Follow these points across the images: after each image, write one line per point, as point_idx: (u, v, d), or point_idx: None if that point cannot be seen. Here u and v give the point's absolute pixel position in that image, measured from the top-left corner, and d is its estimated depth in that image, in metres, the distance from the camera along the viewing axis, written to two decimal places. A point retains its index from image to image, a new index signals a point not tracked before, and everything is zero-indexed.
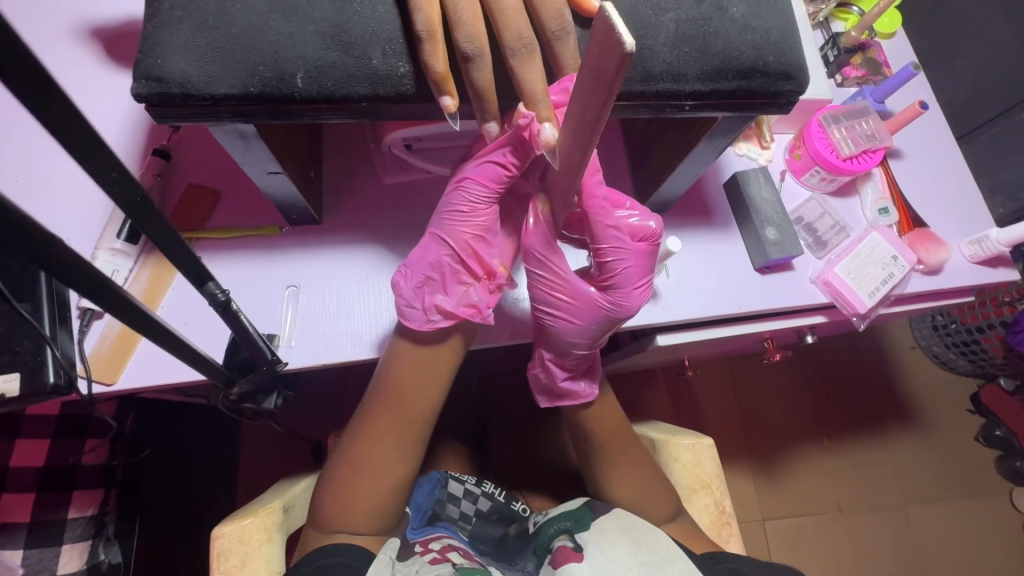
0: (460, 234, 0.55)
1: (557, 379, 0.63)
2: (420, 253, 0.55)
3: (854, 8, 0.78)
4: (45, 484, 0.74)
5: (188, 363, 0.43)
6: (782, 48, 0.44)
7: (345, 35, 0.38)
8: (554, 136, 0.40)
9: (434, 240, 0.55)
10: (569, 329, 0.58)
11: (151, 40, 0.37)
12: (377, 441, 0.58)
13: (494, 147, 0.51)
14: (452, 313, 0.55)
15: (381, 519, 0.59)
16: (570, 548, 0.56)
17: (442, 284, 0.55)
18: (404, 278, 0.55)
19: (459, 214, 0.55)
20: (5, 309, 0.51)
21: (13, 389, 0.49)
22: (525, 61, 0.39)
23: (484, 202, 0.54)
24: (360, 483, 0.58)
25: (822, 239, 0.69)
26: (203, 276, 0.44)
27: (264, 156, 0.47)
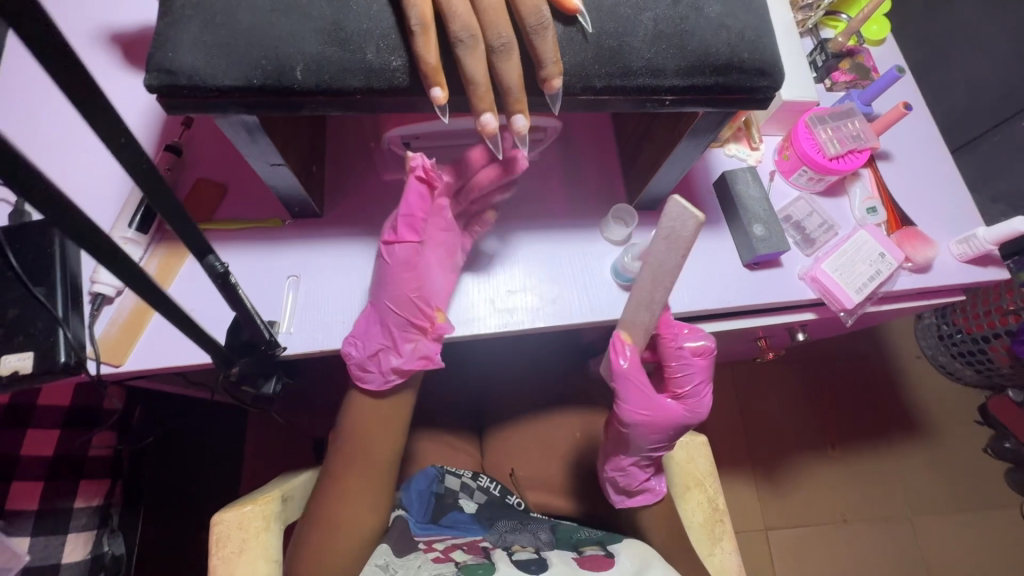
0: (401, 293, 0.58)
1: (638, 482, 0.66)
2: (365, 321, 0.59)
3: (843, 16, 0.80)
4: (55, 473, 0.77)
5: (188, 332, 0.45)
6: (757, 45, 0.46)
7: (341, 31, 0.41)
8: (525, 125, 0.44)
9: (375, 306, 0.59)
10: (649, 440, 0.63)
11: (163, 36, 0.40)
12: (353, 481, 0.62)
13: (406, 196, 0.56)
14: (407, 368, 0.59)
15: (366, 551, 0.62)
16: (602, 556, 0.61)
17: (392, 344, 0.59)
18: (355, 349, 0.59)
19: (395, 275, 0.58)
20: (22, 292, 0.54)
21: (28, 366, 0.52)
22: (505, 59, 0.42)
23: (412, 261, 0.58)
24: (341, 525, 0.60)
25: (810, 236, 0.70)
26: (205, 248, 0.47)
27: (268, 148, 0.50)
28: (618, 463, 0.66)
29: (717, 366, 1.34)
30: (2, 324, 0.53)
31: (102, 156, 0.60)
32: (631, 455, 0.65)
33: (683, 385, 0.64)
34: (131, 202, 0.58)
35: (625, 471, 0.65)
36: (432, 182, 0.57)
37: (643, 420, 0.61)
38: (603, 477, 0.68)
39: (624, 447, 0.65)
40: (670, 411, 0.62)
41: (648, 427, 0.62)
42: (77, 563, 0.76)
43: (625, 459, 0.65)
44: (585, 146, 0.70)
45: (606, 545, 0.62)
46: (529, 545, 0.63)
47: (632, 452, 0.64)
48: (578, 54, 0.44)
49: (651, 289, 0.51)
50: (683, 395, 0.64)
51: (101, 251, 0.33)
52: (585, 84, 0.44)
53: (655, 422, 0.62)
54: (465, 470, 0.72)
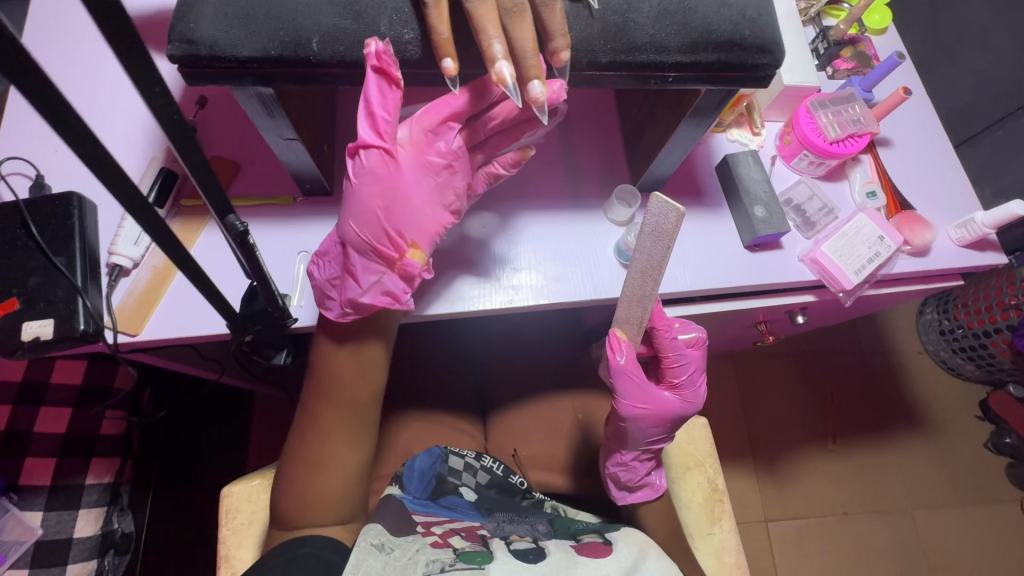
0: (365, 214, 0.52)
1: (641, 475, 0.66)
2: (333, 241, 0.56)
3: (845, 5, 0.81)
4: (68, 449, 0.78)
5: (190, 279, 0.46)
6: (758, 23, 0.47)
7: (357, 5, 0.43)
8: (541, 93, 0.44)
9: (343, 225, 0.54)
10: (649, 432, 0.64)
11: (186, 8, 0.42)
12: (325, 427, 0.59)
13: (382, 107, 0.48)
14: (365, 302, 0.54)
15: (345, 505, 0.59)
16: (600, 543, 0.61)
17: (353, 269, 0.54)
18: (320, 270, 0.57)
19: (364, 192, 0.52)
20: (43, 262, 0.55)
21: (48, 332, 0.53)
22: (517, 20, 0.43)
23: (380, 174, 0.52)
24: (316, 476, 0.58)
25: (810, 219, 0.72)
26: (225, 208, 0.46)
27: (283, 122, 0.51)
28: (618, 459, 0.66)
29: (718, 357, 1.35)
30: (25, 292, 0.55)
31: (120, 134, 0.62)
32: (631, 450, 0.65)
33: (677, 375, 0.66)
34: (148, 177, 0.60)
35: (626, 465, 0.66)
36: (390, 73, 0.43)
37: (641, 414, 0.63)
38: (604, 475, 0.68)
39: (623, 443, 0.66)
40: (666, 404, 0.64)
41: (647, 420, 0.63)
42: (88, 539, 0.77)
43: (625, 454, 0.66)
44: (590, 130, 0.72)
45: (604, 533, 0.63)
46: (527, 535, 0.63)
47: (631, 446, 0.65)
48: (584, 30, 0.45)
49: (642, 282, 0.55)
50: (678, 386, 0.66)
51: (111, 181, 0.34)
52: (591, 59, 0.46)
53: (653, 414, 0.63)
54: (469, 451, 0.73)
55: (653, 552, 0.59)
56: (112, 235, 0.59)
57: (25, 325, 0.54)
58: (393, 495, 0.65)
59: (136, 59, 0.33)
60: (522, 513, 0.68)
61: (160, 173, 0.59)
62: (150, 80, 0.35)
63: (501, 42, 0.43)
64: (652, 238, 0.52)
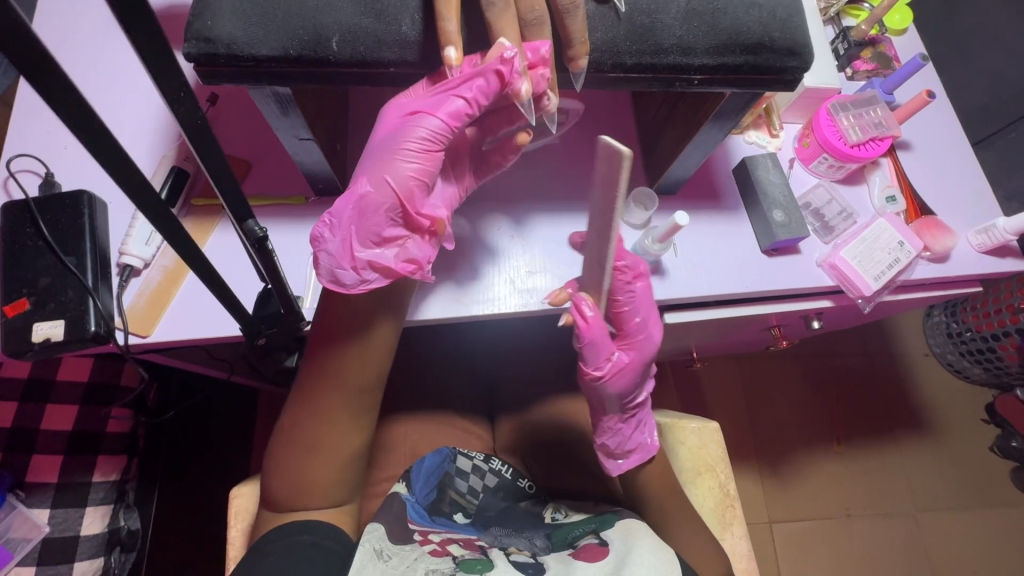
0: (402, 175, 0.48)
1: (626, 437, 0.67)
2: (348, 198, 0.48)
3: (866, 5, 0.79)
4: (73, 447, 0.77)
5: (204, 278, 0.44)
6: (789, 25, 0.46)
7: (378, 3, 0.42)
8: (527, 90, 0.45)
9: (368, 182, 0.48)
10: (618, 389, 0.64)
11: (203, 5, 0.41)
12: (319, 411, 0.56)
13: (460, 75, 0.45)
14: (388, 269, 0.48)
15: (338, 492, 0.59)
16: (595, 543, 0.59)
17: (375, 234, 0.48)
18: (330, 230, 0.48)
19: (407, 153, 0.48)
20: (54, 262, 0.55)
21: (59, 334, 0.53)
22: (536, 33, 0.44)
23: (436, 142, 0.48)
24: (309, 463, 0.56)
25: (829, 224, 0.70)
26: (244, 212, 0.47)
27: (298, 122, 0.50)
28: (604, 423, 0.67)
29: (725, 358, 1.34)
30: (35, 293, 0.54)
31: (130, 131, 0.61)
32: (614, 414, 0.66)
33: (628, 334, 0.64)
34: (158, 176, 0.59)
35: (612, 430, 0.66)
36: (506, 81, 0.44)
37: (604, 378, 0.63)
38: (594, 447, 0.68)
39: (605, 408, 0.66)
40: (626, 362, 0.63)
41: (620, 378, 0.63)
42: (94, 536, 0.77)
43: (611, 418, 0.66)
44: (606, 132, 0.70)
45: (600, 532, 0.61)
46: (525, 549, 0.61)
47: (611, 408, 0.66)
48: (610, 31, 0.44)
49: (599, 245, 0.51)
50: (629, 338, 0.65)
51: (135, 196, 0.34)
52: (616, 60, 0.45)
53: (621, 373, 0.63)
54: (477, 453, 0.74)
55: (645, 537, 0.58)
56: (122, 234, 0.58)
57: (35, 326, 0.53)
58: (398, 495, 0.65)
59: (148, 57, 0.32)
60: (520, 525, 0.66)
61: (171, 172, 0.58)
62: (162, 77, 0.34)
63: (515, 40, 0.43)
64: (602, 186, 0.45)
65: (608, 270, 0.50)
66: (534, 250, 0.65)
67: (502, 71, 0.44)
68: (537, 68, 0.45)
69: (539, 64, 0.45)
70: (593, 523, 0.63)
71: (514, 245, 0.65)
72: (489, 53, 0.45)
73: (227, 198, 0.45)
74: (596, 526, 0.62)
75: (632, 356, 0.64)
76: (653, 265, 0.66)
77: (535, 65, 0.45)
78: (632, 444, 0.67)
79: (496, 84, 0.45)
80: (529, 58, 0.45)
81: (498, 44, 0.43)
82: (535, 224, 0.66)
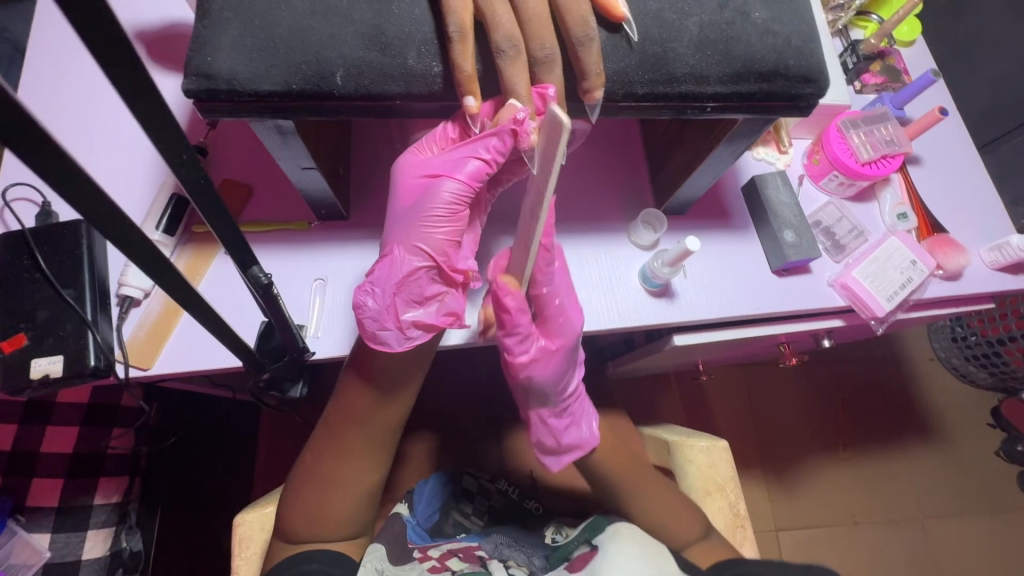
0: (435, 239, 0.50)
1: (560, 434, 0.63)
2: (386, 266, 0.50)
3: (874, 16, 0.78)
4: (72, 470, 0.75)
5: (204, 321, 0.44)
6: (802, 52, 0.46)
7: (383, 36, 0.41)
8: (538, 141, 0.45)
9: (404, 250, 0.50)
10: (546, 381, 0.59)
11: (203, 39, 0.40)
12: (340, 441, 0.56)
13: (479, 141, 0.47)
14: (431, 325, 0.51)
15: (352, 523, 0.57)
16: (586, 552, 0.57)
17: (417, 294, 0.51)
18: (370, 295, 0.50)
19: (437, 217, 0.50)
20: (52, 294, 0.54)
21: (58, 369, 0.52)
22: (547, 69, 0.44)
23: (461, 203, 0.50)
24: (325, 494, 0.56)
25: (840, 243, 0.69)
26: (248, 260, 0.48)
27: (300, 151, 0.49)
28: (535, 419, 0.63)
29: (730, 368, 1.33)
30: (33, 327, 0.53)
31: (134, 158, 0.61)
32: (545, 406, 0.62)
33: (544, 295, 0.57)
34: (158, 205, 0.57)
35: (543, 428, 0.63)
36: (522, 137, 0.44)
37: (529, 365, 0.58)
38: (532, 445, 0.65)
39: (538, 401, 0.62)
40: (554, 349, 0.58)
41: (546, 367, 0.58)
42: (95, 561, 0.74)
43: (542, 411, 0.63)
44: (611, 152, 0.69)
45: (592, 539, 0.59)
46: (523, 565, 0.60)
47: (548, 403, 0.62)
48: (621, 60, 0.44)
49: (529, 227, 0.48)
50: (549, 324, 0.58)
51: (129, 244, 0.33)
52: (627, 90, 0.44)
53: (547, 361, 0.58)
54: (483, 473, 0.73)
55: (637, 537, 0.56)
56: (122, 264, 0.57)
57: (34, 361, 0.52)
58: (399, 516, 0.65)
59: (145, 90, 0.31)
60: (522, 537, 0.64)
61: (170, 201, 0.57)
62: (161, 111, 0.33)
63: (526, 99, 0.44)
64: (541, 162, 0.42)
65: (533, 252, 0.47)
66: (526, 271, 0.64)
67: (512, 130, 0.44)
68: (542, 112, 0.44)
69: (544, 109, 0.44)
70: (585, 533, 0.61)
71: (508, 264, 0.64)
72: (500, 113, 0.45)
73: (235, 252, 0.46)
74: (587, 534, 0.60)
75: (557, 343, 0.58)
76: (662, 287, 0.64)
77: (541, 110, 0.45)
78: (568, 440, 0.63)
79: (510, 143, 0.46)
80: (536, 105, 0.44)
81: (510, 104, 0.44)
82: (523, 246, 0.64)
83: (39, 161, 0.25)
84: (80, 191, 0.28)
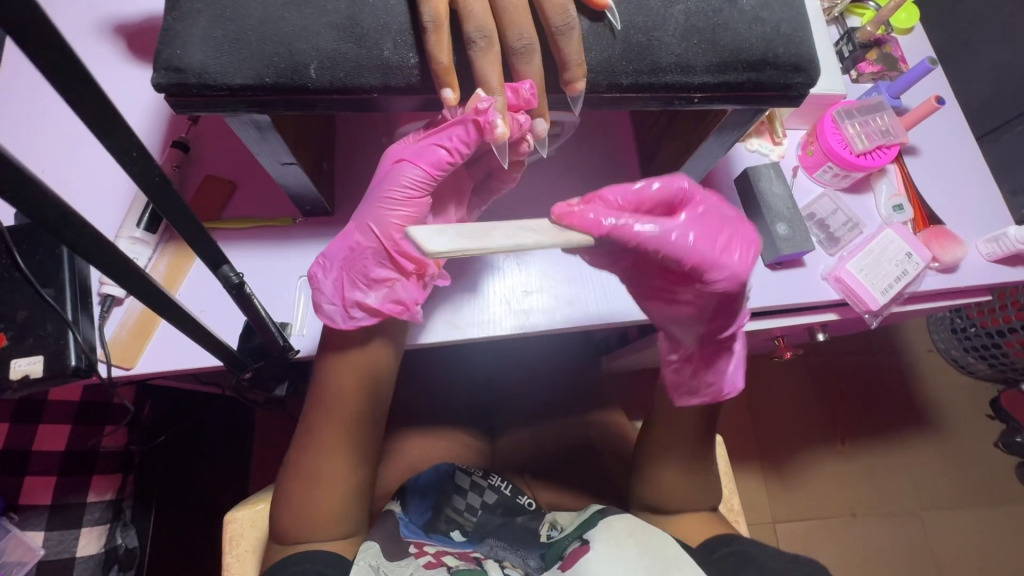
0: (387, 222, 0.51)
1: (688, 379, 0.58)
2: (341, 243, 0.53)
3: (871, 3, 0.76)
4: (62, 469, 0.75)
5: (177, 323, 0.43)
6: (792, 40, 0.45)
7: (357, 27, 0.40)
8: (505, 131, 0.43)
9: (358, 229, 0.52)
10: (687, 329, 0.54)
11: (172, 32, 0.39)
12: (332, 439, 0.56)
13: (438, 129, 0.48)
14: (375, 310, 0.52)
15: (346, 521, 0.56)
16: (579, 547, 0.56)
17: (364, 276, 0.52)
18: (324, 270, 0.53)
19: (392, 200, 0.51)
20: (31, 294, 0.53)
21: (38, 369, 0.51)
22: (526, 60, 0.42)
23: (417, 188, 0.51)
24: (314, 495, 0.55)
25: (834, 235, 0.68)
26: (218, 258, 0.48)
27: (279, 147, 0.48)
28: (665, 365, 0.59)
29: None
30: (13, 327, 0.52)
31: (115, 156, 0.60)
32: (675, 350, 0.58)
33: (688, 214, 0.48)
34: (138, 203, 0.57)
35: (673, 372, 0.59)
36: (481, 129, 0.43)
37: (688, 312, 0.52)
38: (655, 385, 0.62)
39: (672, 343, 0.58)
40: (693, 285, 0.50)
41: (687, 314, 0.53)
42: (90, 557, 0.74)
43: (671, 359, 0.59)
44: (601, 146, 0.68)
45: (583, 535, 0.57)
46: (518, 566, 0.59)
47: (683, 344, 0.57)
48: (604, 49, 0.43)
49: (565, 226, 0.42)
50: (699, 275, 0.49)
51: (87, 242, 0.31)
52: (611, 81, 0.43)
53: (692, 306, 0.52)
54: (477, 469, 0.70)
55: (633, 533, 0.55)
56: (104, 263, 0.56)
57: (14, 362, 0.52)
58: (393, 513, 0.63)
59: (100, 84, 0.30)
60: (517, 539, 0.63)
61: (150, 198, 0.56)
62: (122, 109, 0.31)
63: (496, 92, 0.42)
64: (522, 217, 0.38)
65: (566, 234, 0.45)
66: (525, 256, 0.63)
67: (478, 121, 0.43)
68: (517, 107, 0.44)
69: (520, 104, 0.43)
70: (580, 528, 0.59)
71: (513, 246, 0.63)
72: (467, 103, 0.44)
73: (202, 251, 0.46)
74: (581, 530, 0.58)
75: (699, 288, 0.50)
76: None
77: (517, 107, 0.44)
78: (710, 387, 0.56)
79: (473, 134, 0.45)
80: (509, 101, 0.43)
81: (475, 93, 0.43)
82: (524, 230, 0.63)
83: None
84: (33, 190, 0.27)
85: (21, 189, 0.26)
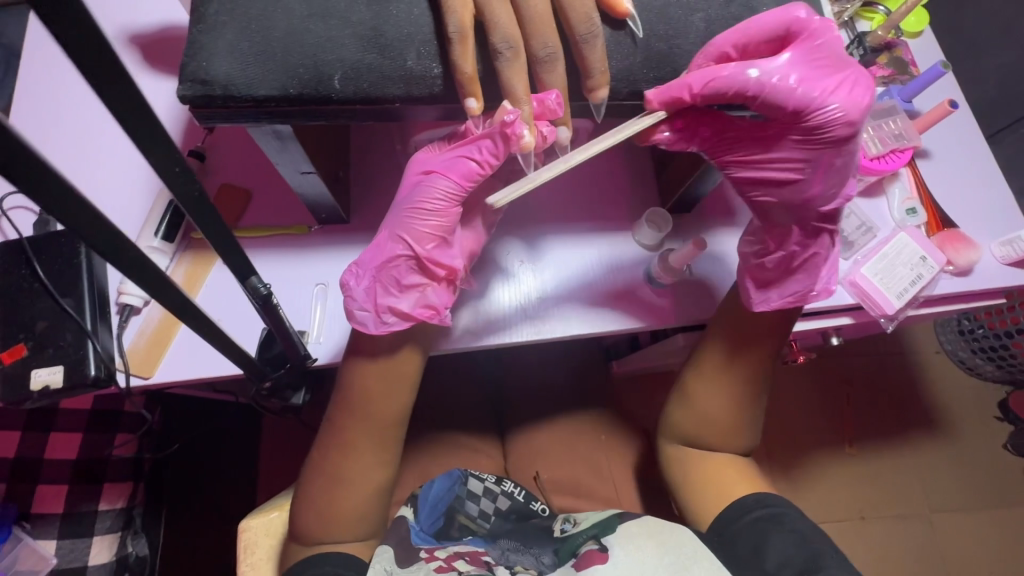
0: (420, 231, 0.51)
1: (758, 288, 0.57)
2: (374, 251, 0.52)
3: (880, 8, 0.77)
4: (76, 477, 0.75)
5: (204, 333, 0.44)
6: (812, 47, 0.46)
7: (382, 37, 0.40)
8: (532, 142, 0.43)
9: (391, 237, 0.52)
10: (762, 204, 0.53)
11: (198, 44, 0.40)
12: (352, 445, 0.57)
13: (469, 141, 0.48)
14: (408, 314, 0.52)
15: (365, 525, 0.58)
16: (596, 551, 0.55)
17: (396, 281, 0.52)
18: (355, 277, 0.52)
19: (424, 211, 0.51)
20: (50, 304, 0.53)
21: (58, 380, 0.51)
22: (549, 69, 0.43)
23: (449, 200, 0.51)
24: (337, 500, 0.56)
25: (848, 239, 0.68)
26: (247, 270, 0.48)
27: (300, 156, 0.48)
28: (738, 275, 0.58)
29: None
30: (33, 337, 0.52)
31: (131, 165, 0.60)
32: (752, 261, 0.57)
33: (693, 94, 0.41)
34: (155, 211, 0.57)
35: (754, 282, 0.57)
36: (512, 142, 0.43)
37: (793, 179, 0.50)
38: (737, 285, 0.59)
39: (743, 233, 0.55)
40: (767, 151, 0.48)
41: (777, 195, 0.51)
42: (101, 567, 0.74)
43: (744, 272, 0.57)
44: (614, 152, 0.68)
45: (602, 537, 0.57)
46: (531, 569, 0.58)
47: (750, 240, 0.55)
48: (626, 58, 0.44)
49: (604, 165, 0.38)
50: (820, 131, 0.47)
51: (118, 253, 0.32)
52: (632, 88, 0.45)
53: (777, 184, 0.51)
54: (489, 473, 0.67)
55: (651, 544, 0.55)
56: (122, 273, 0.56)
57: (34, 372, 0.52)
58: (404, 520, 0.60)
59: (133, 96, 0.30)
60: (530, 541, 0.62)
61: (169, 206, 0.56)
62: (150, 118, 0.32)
63: (520, 103, 0.42)
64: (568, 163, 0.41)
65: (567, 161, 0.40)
66: (542, 264, 0.63)
67: (504, 134, 0.43)
68: (541, 117, 0.44)
69: (546, 115, 0.43)
70: (595, 527, 0.59)
71: (530, 253, 0.63)
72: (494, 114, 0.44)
73: (232, 265, 0.46)
74: (597, 530, 0.58)
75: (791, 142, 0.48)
76: (667, 289, 0.64)
77: (541, 116, 0.43)
78: (796, 287, 0.57)
79: (502, 146, 0.46)
80: (534, 110, 0.43)
81: (502, 105, 0.42)
82: (543, 238, 0.64)
83: (30, 174, 0.25)
84: (70, 204, 0.27)
85: (59, 204, 0.27)
